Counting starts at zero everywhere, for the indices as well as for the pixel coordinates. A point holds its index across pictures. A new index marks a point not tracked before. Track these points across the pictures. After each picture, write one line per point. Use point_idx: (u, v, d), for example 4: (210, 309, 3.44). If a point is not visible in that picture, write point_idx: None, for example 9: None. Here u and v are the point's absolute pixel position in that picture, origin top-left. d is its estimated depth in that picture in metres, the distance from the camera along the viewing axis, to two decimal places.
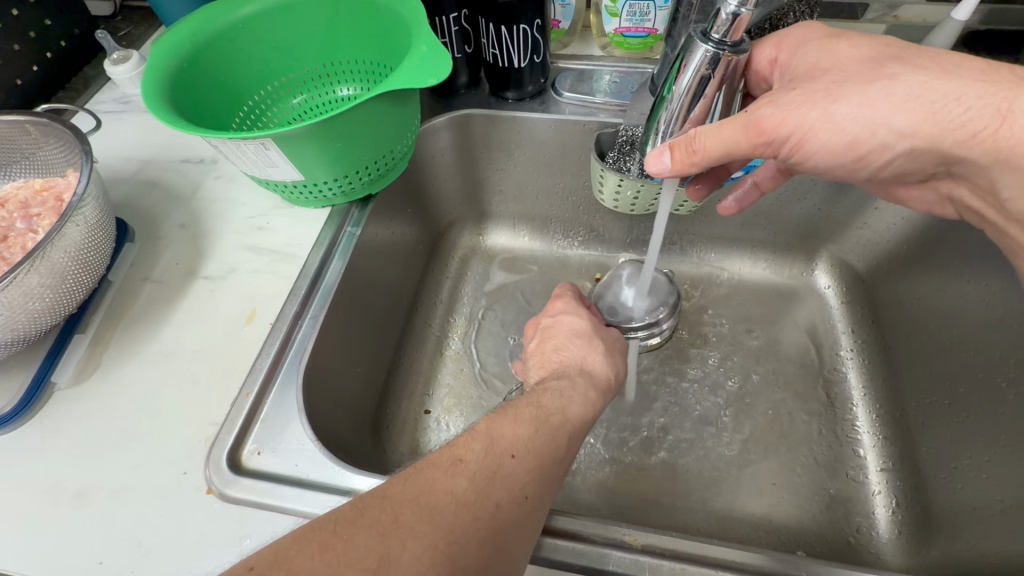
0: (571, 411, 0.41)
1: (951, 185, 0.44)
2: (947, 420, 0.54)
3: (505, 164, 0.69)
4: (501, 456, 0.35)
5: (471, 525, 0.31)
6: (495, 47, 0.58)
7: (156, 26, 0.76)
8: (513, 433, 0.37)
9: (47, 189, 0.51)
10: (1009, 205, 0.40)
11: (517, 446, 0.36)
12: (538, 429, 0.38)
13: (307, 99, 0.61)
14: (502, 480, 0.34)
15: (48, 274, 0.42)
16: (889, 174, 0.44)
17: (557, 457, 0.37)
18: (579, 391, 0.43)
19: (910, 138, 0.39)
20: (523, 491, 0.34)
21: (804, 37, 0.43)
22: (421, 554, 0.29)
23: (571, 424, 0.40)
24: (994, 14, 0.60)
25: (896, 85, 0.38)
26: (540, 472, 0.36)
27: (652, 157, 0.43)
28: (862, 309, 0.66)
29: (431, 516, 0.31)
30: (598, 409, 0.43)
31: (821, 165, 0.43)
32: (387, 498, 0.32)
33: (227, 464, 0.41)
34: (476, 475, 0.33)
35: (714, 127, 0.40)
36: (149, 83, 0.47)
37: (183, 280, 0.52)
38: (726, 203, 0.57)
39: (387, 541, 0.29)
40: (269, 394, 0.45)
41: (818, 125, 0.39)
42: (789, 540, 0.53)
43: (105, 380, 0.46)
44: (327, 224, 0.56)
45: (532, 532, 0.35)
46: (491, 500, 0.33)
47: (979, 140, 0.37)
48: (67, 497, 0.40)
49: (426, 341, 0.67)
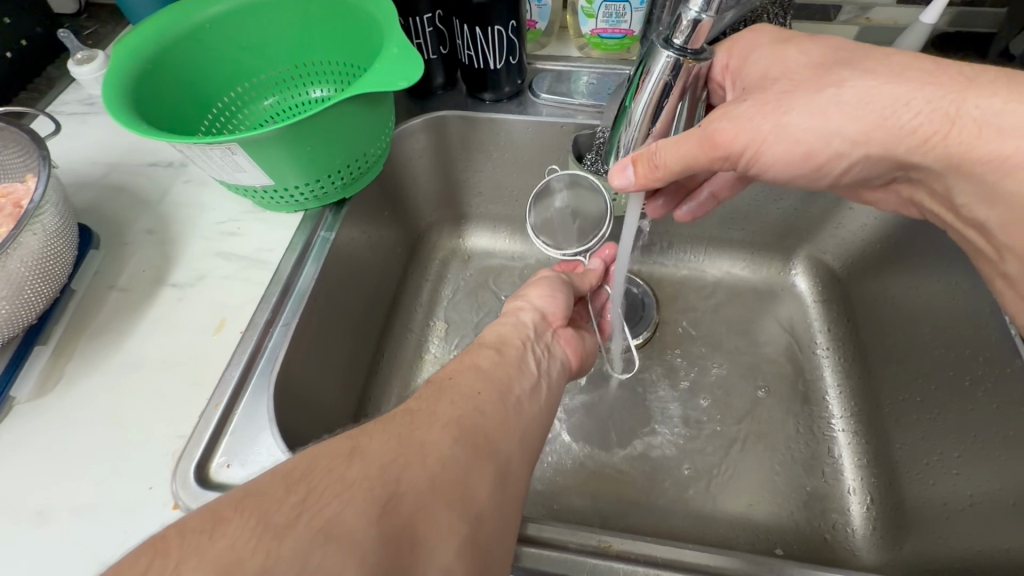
0: (488, 334, 0.47)
1: (911, 188, 0.44)
2: (918, 416, 0.54)
3: (483, 166, 0.68)
4: (440, 378, 0.39)
5: (430, 419, 0.33)
6: (471, 49, 0.58)
7: (123, 24, 0.74)
8: (445, 370, 0.40)
9: (5, 195, 0.49)
10: (966, 212, 0.40)
11: (451, 371, 0.40)
12: (462, 357, 0.43)
13: (279, 100, 0.60)
14: (448, 388, 0.37)
15: (3, 284, 0.40)
16: (851, 181, 0.44)
17: (489, 360, 0.42)
18: (490, 326, 0.48)
19: (864, 146, 0.39)
20: (473, 390, 0.37)
21: (755, 42, 0.44)
22: (390, 439, 0.30)
23: (489, 343, 0.45)
24: (963, 17, 0.61)
25: (844, 93, 0.38)
26: (479, 376, 0.39)
27: (615, 171, 0.43)
28: (838, 307, 0.67)
29: (392, 420, 0.33)
30: (513, 321, 0.48)
31: (781, 175, 0.43)
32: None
33: (195, 477, 0.40)
34: (425, 394, 0.36)
35: (675, 139, 0.41)
36: (111, 88, 0.45)
37: (150, 288, 0.51)
38: (681, 212, 0.57)
39: (356, 439, 0.30)
40: (239, 405, 0.44)
41: (772, 137, 0.40)
42: (768, 539, 0.54)
43: (67, 392, 0.45)
44: (299, 230, 0.54)
45: (506, 417, 0.37)
46: (443, 399, 0.35)
47: (930, 145, 0.38)
48: (27, 514, 0.39)
49: (405, 345, 0.66)
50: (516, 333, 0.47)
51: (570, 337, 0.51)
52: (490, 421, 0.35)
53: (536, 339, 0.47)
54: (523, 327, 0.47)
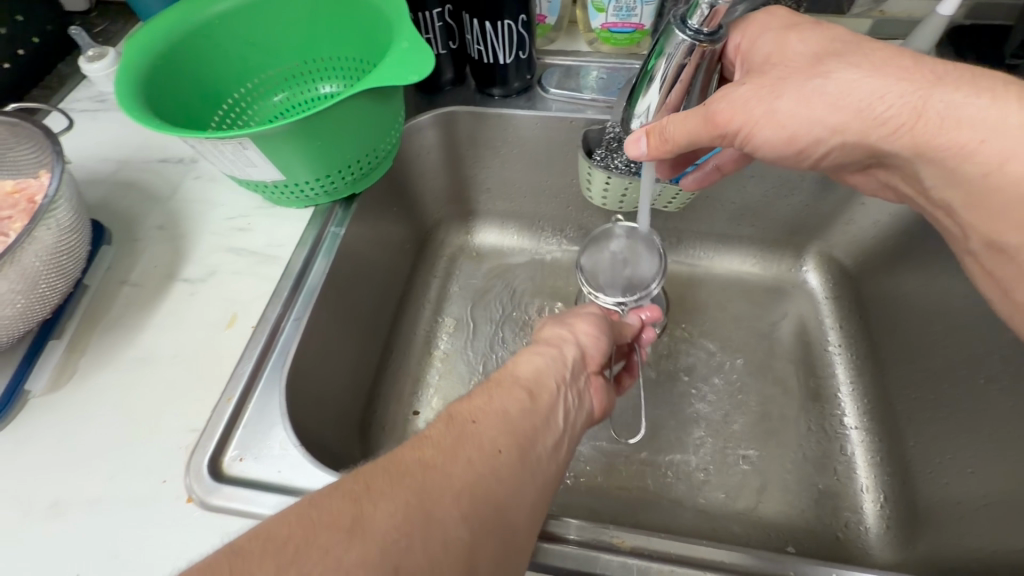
0: (521, 367, 0.41)
1: (887, 174, 0.43)
2: (932, 414, 0.54)
3: (491, 162, 0.68)
4: (462, 422, 0.34)
5: (443, 481, 0.29)
6: (480, 43, 0.57)
7: (134, 21, 0.75)
8: (471, 406, 0.36)
9: (19, 190, 0.49)
10: (934, 194, 0.40)
11: (476, 411, 0.35)
12: (491, 395, 0.37)
13: (289, 96, 0.60)
14: (466, 438, 0.32)
15: (19, 279, 0.40)
16: (828, 166, 0.44)
17: (519, 407, 0.36)
18: (524, 356, 0.43)
19: (842, 135, 0.39)
20: (494, 445, 0.33)
21: (764, 26, 0.42)
22: (395, 510, 0.27)
23: (523, 380, 0.39)
24: (977, 10, 0.60)
25: (829, 84, 0.38)
26: (506, 426, 0.34)
27: (630, 141, 0.43)
28: (851, 303, 0.66)
29: (400, 477, 0.29)
30: (551, 358, 0.42)
31: (768, 158, 0.43)
32: (359, 471, 0.30)
33: (208, 472, 0.40)
34: (441, 441, 0.32)
35: (683, 114, 0.41)
36: (122, 83, 0.46)
37: (162, 283, 0.51)
38: (686, 181, 0.54)
39: (358, 503, 0.27)
40: (251, 400, 0.44)
41: (763, 122, 0.40)
42: (779, 537, 0.53)
43: (80, 386, 0.45)
44: (310, 225, 0.55)
45: (522, 479, 0.33)
46: (460, 457, 0.31)
47: (899, 136, 0.37)
48: (41, 507, 0.39)
49: (414, 341, 0.66)
50: (552, 371, 0.41)
51: (601, 385, 0.45)
52: (506, 486, 0.32)
53: (570, 385, 0.41)
54: (561, 367, 0.42)
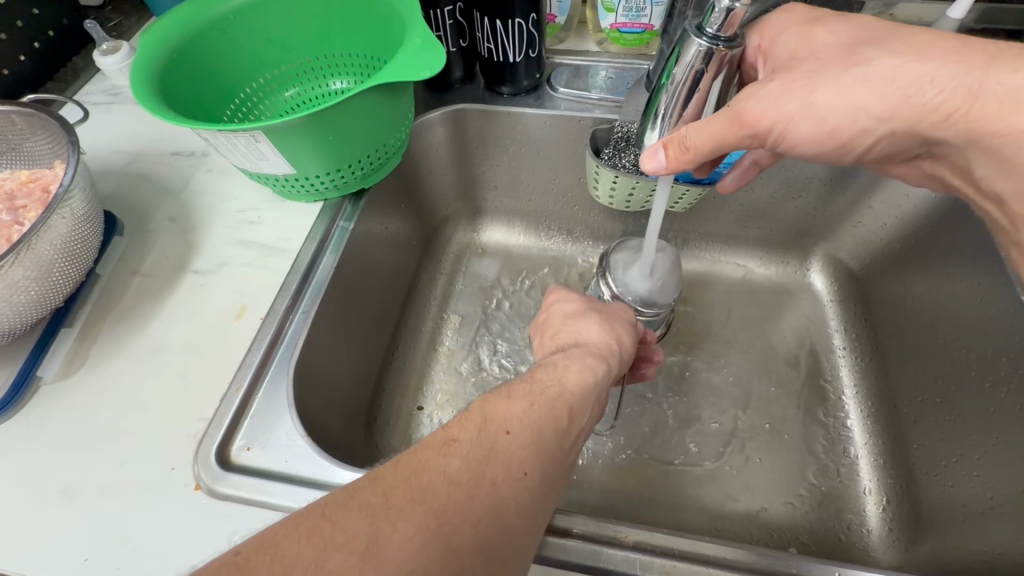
0: (569, 379, 0.40)
1: (934, 164, 0.44)
2: (938, 418, 0.54)
3: (499, 160, 0.68)
4: (496, 433, 0.33)
5: (465, 505, 0.29)
6: (491, 41, 0.58)
7: (147, 17, 0.75)
8: (508, 411, 0.35)
9: (34, 180, 0.50)
10: (983, 184, 0.41)
11: (512, 421, 0.34)
12: (534, 404, 0.36)
13: (300, 92, 0.60)
14: (497, 454, 0.32)
15: (33, 267, 0.41)
16: (875, 157, 0.44)
17: (557, 427, 0.36)
18: (574, 362, 0.42)
19: (889, 122, 0.39)
20: (521, 467, 0.32)
21: (784, 23, 0.43)
22: (411, 534, 0.27)
23: (569, 394, 0.38)
24: (988, 13, 0.60)
25: (872, 71, 0.38)
26: (538, 446, 0.34)
27: (647, 156, 0.43)
28: (856, 306, 0.66)
29: (423, 495, 0.29)
30: (600, 374, 0.41)
31: (806, 153, 0.43)
32: (377, 479, 0.30)
33: (217, 460, 0.41)
34: (472, 455, 0.32)
35: (705, 120, 0.40)
36: (139, 73, 0.46)
37: (173, 274, 0.52)
38: (724, 182, 0.54)
39: (376, 522, 0.27)
40: (260, 390, 0.45)
41: (799, 116, 0.40)
42: (782, 537, 0.53)
43: (91, 374, 0.45)
44: (318, 220, 0.55)
45: (537, 506, 0.32)
46: (487, 477, 0.31)
47: (952, 120, 0.38)
48: (52, 492, 0.40)
49: (420, 338, 0.66)
50: (595, 391, 0.40)
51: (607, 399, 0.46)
52: (518, 510, 0.31)
53: (601, 408, 0.41)
54: (602, 386, 0.41)
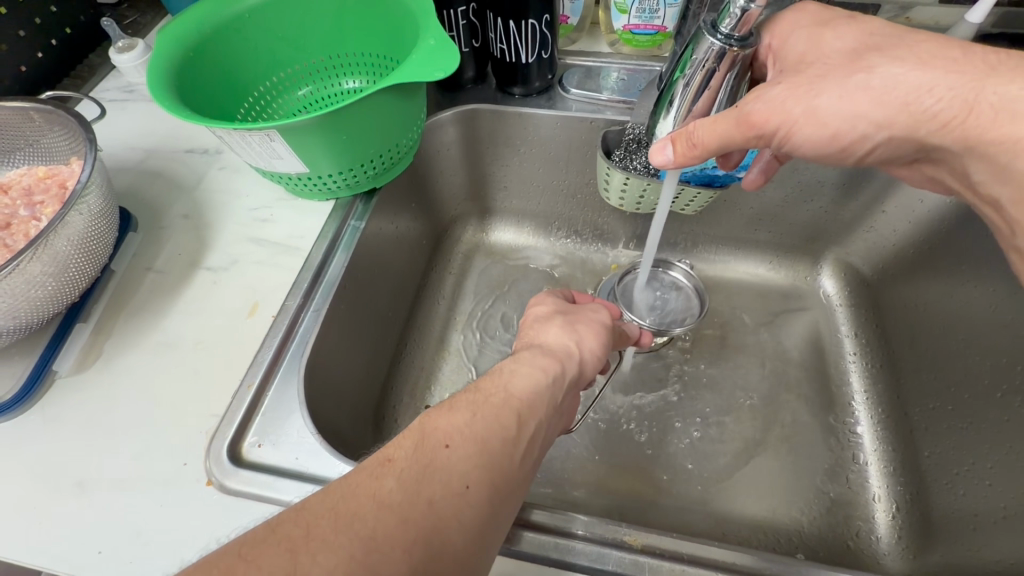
0: (515, 384, 0.39)
1: (935, 169, 0.44)
2: (949, 425, 0.53)
3: (510, 160, 0.68)
4: (434, 448, 0.32)
5: (396, 529, 0.28)
6: (503, 42, 0.58)
7: (163, 14, 0.76)
8: (449, 423, 0.34)
9: (50, 176, 0.51)
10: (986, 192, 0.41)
11: (453, 435, 0.33)
12: (477, 414, 0.35)
13: (313, 91, 0.61)
14: (434, 471, 0.31)
15: (50, 262, 0.41)
16: (874, 161, 0.44)
17: (503, 434, 0.35)
18: (524, 365, 0.41)
19: (887, 130, 0.39)
20: (463, 480, 0.31)
21: (794, 24, 0.42)
22: (333, 566, 0.26)
23: (516, 400, 0.37)
24: (1009, 16, 0.59)
25: (874, 78, 0.38)
26: (482, 456, 0.33)
27: (655, 149, 0.42)
28: (867, 312, 0.66)
29: (350, 523, 0.28)
30: (551, 377, 0.40)
31: (810, 156, 0.43)
32: (303, 509, 0.28)
33: (228, 455, 0.41)
34: (405, 477, 0.30)
35: (712, 118, 0.40)
36: (154, 72, 0.46)
37: (186, 271, 0.52)
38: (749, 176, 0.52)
39: (296, 557, 0.26)
40: (271, 385, 0.45)
41: (803, 120, 0.39)
42: (790, 543, 0.53)
43: (106, 369, 0.46)
44: (329, 220, 0.55)
45: (484, 518, 0.31)
46: (423, 497, 0.30)
47: (949, 129, 0.38)
48: (67, 484, 0.40)
49: (428, 337, 0.66)
50: (547, 394, 0.39)
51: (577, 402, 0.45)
52: (461, 525, 0.30)
53: (556, 413, 0.40)
54: (555, 389, 0.40)
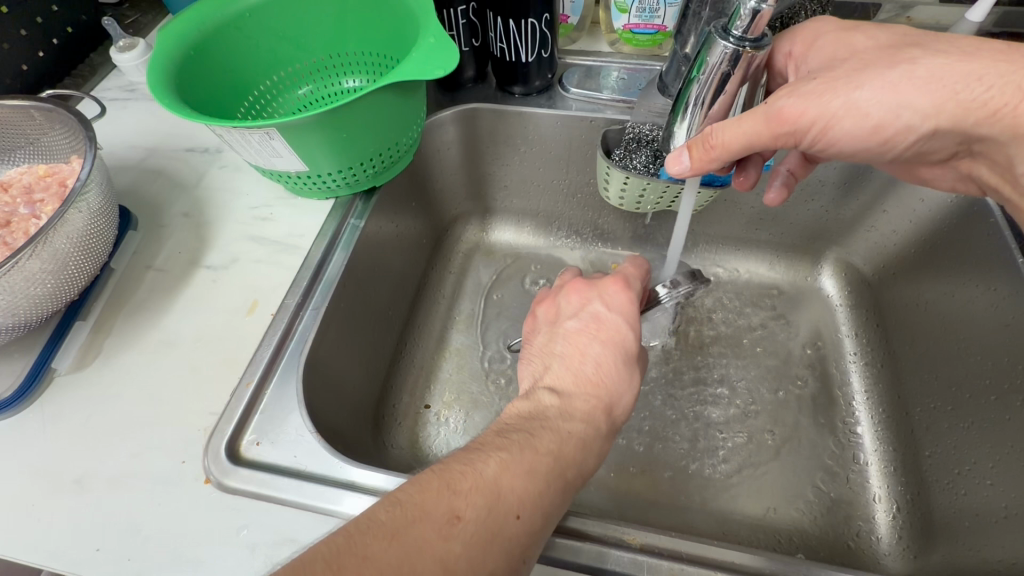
0: (586, 463, 0.38)
1: (971, 163, 0.44)
2: (951, 424, 0.53)
3: (510, 159, 0.68)
4: (505, 516, 0.32)
5: None
6: (503, 41, 0.58)
7: (163, 14, 0.76)
8: (523, 492, 0.33)
9: (51, 174, 0.51)
10: None
11: (524, 504, 0.33)
12: (549, 485, 0.34)
13: (314, 89, 0.61)
14: (500, 538, 0.31)
15: (49, 260, 0.41)
16: (910, 154, 0.44)
17: (559, 509, 0.35)
18: (595, 443, 0.39)
19: (935, 119, 0.39)
20: (522, 554, 0.32)
21: (819, 30, 0.44)
22: None
23: (578, 480, 0.37)
24: (1010, 16, 0.59)
25: (918, 69, 0.38)
26: (541, 532, 0.33)
27: (671, 157, 0.42)
28: (867, 312, 0.65)
29: None
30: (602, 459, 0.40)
31: (845, 150, 0.42)
32: (368, 560, 0.28)
33: (227, 454, 0.41)
34: (473, 545, 0.30)
35: (736, 120, 0.39)
36: (154, 71, 0.46)
37: (186, 269, 0.52)
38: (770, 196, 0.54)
39: None
40: (270, 385, 0.45)
41: (842, 113, 0.39)
42: (791, 543, 0.53)
43: (105, 366, 0.46)
44: (329, 218, 0.55)
45: None
46: (485, 566, 0.30)
47: (998, 117, 0.37)
48: (65, 481, 0.40)
49: (428, 336, 0.66)
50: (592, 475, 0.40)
51: None
52: None
53: None
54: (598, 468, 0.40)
